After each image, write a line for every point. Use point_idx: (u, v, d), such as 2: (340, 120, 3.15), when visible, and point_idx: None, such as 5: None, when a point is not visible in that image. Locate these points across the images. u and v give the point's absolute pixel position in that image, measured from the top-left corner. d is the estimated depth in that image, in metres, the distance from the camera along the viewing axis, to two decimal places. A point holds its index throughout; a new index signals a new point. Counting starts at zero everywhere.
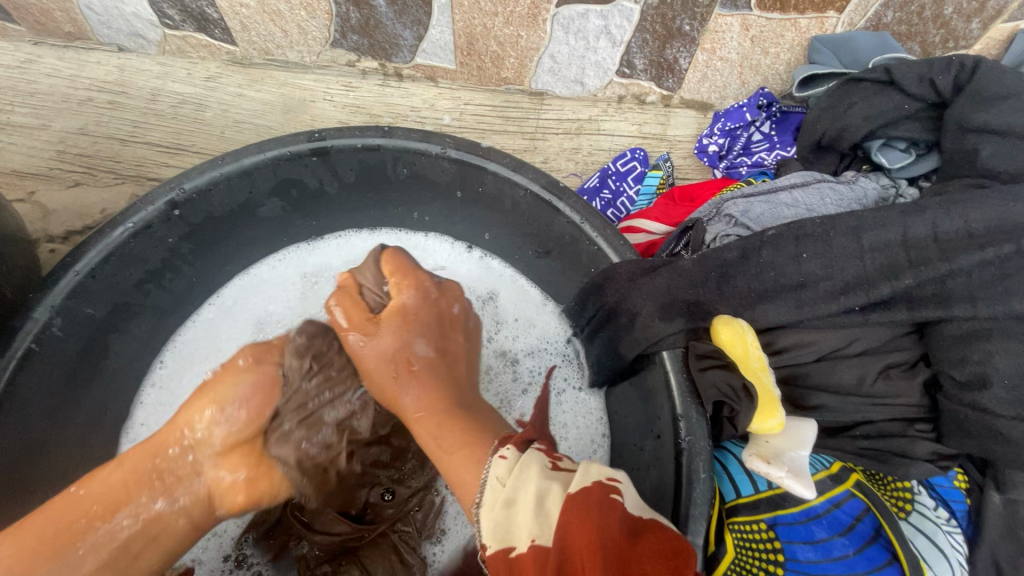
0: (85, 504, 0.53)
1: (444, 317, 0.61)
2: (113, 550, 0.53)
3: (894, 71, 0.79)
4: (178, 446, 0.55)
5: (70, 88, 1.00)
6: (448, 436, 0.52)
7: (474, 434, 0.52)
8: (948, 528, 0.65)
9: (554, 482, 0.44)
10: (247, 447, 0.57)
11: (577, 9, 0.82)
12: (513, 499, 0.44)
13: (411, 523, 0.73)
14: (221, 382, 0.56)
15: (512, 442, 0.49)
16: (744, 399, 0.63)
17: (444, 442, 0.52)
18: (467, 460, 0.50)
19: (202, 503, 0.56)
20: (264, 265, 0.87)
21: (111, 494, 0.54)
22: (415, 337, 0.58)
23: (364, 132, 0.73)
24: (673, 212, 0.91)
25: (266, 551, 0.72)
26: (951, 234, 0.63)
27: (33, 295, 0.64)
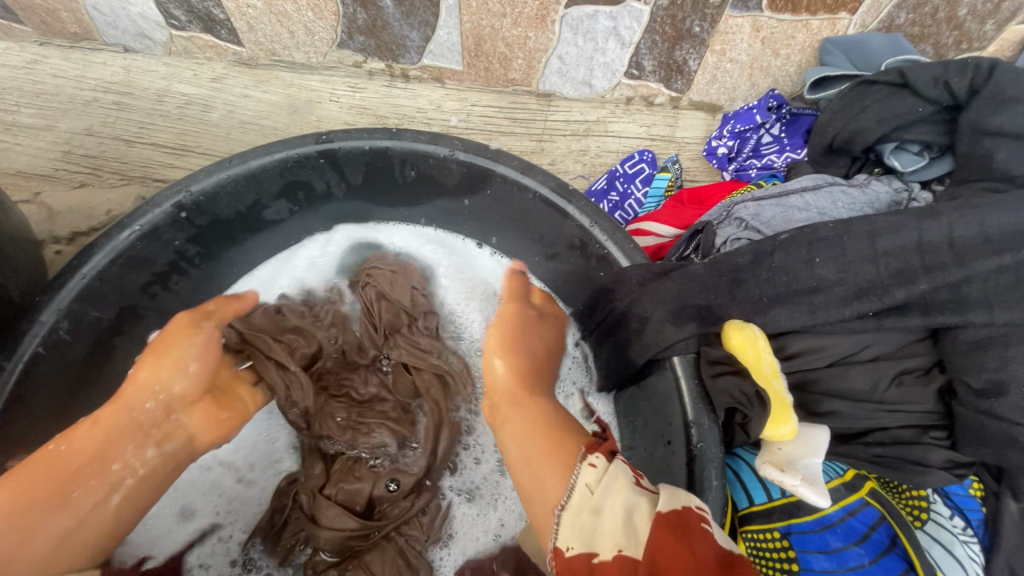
0: (70, 458, 0.55)
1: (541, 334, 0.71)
2: (99, 497, 0.55)
3: (908, 73, 0.78)
4: (155, 398, 0.61)
5: (75, 89, 1.00)
6: (541, 439, 0.55)
7: (556, 449, 0.54)
8: (964, 538, 0.64)
9: (642, 501, 0.45)
10: (209, 399, 0.66)
11: (585, 10, 0.81)
12: (601, 508, 0.46)
13: (417, 528, 0.72)
14: (176, 340, 0.65)
15: (601, 450, 0.51)
16: (757, 406, 0.61)
17: (533, 456, 0.54)
18: (550, 476, 0.51)
19: (176, 442, 0.62)
20: (267, 264, 0.85)
21: (102, 441, 0.57)
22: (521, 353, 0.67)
23: (372, 134, 0.72)
24: (683, 214, 0.90)
25: (272, 555, 0.71)
26: (968, 239, 0.62)
27: (40, 299, 0.64)
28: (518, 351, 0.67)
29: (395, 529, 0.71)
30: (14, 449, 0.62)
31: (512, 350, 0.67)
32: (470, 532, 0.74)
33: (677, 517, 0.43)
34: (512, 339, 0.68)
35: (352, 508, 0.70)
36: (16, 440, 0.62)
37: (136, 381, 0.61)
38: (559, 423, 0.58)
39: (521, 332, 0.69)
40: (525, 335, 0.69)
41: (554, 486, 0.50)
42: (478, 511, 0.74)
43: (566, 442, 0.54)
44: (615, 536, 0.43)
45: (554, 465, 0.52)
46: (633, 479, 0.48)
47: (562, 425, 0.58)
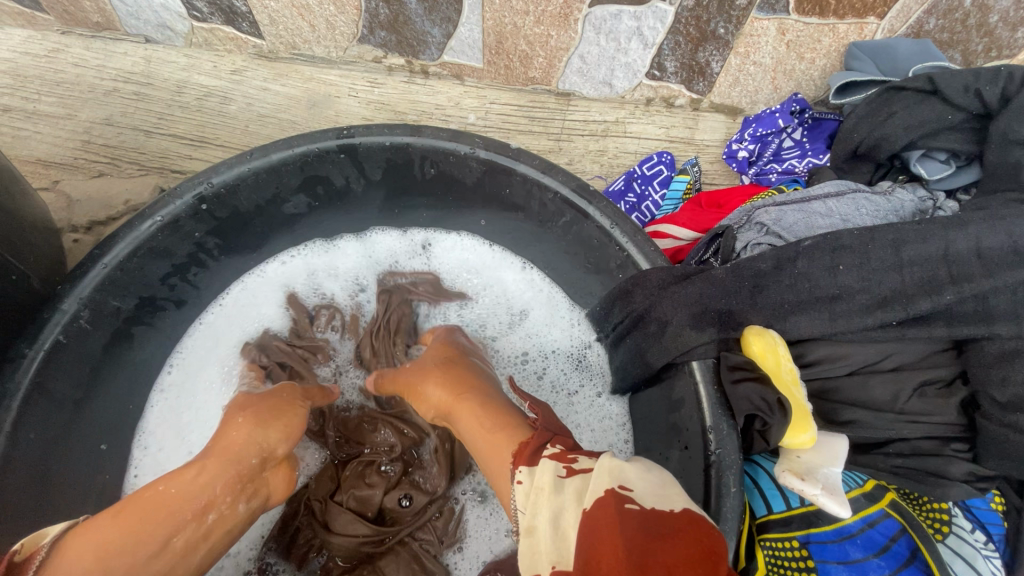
0: (173, 499, 0.52)
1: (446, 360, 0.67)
2: (190, 545, 0.52)
3: (938, 80, 0.77)
4: (257, 458, 0.57)
5: (96, 78, 1.00)
6: (488, 441, 0.53)
7: (495, 445, 0.52)
8: (986, 553, 0.63)
9: (567, 498, 0.41)
10: (289, 462, 0.62)
11: (609, 10, 0.80)
12: (534, 526, 0.42)
13: (430, 532, 0.72)
14: (285, 414, 0.62)
15: (526, 458, 0.47)
16: (778, 414, 0.59)
17: (488, 463, 0.52)
18: (501, 471, 0.50)
19: (257, 499, 0.57)
20: (279, 258, 0.86)
21: (215, 483, 0.54)
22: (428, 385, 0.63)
23: (393, 130, 0.72)
24: (701, 218, 0.90)
25: (289, 560, 0.71)
26: (996, 250, 0.61)
27: (62, 287, 0.64)
28: (430, 377, 0.64)
29: (410, 534, 0.71)
30: (36, 437, 0.62)
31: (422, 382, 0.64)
32: (481, 535, 0.73)
33: (599, 509, 0.38)
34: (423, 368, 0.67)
35: (365, 514, 0.71)
36: (36, 429, 0.62)
37: (242, 435, 0.58)
38: (498, 416, 0.56)
39: (422, 364, 0.68)
40: (423, 367, 0.67)
41: (506, 490, 0.49)
42: (491, 511, 0.74)
43: (507, 436, 0.52)
44: (550, 551, 0.39)
45: (499, 473, 0.51)
46: (559, 472, 0.44)
47: (505, 420, 0.54)
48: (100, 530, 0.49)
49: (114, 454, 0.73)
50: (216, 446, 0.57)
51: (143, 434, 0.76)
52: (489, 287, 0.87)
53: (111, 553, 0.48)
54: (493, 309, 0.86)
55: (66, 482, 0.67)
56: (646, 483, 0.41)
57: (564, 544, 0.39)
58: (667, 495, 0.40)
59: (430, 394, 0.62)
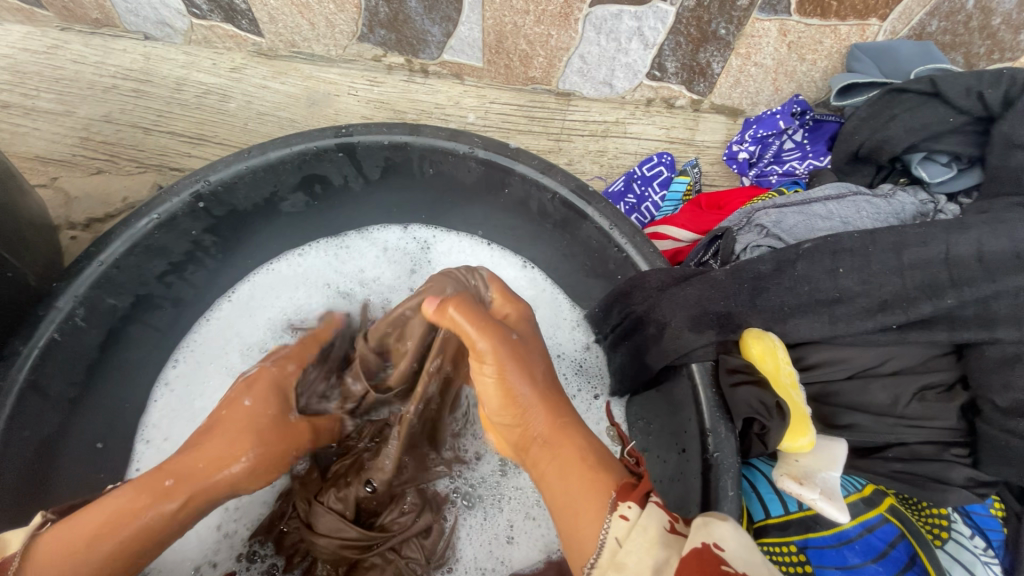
0: (150, 529, 0.52)
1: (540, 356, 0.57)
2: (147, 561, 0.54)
3: (940, 82, 0.77)
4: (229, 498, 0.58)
5: (95, 75, 1.00)
6: (580, 473, 0.48)
7: (597, 485, 0.47)
8: (987, 559, 0.63)
9: (674, 553, 0.39)
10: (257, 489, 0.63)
11: (610, 9, 0.80)
12: (625, 564, 0.40)
13: (417, 550, 0.69)
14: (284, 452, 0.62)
15: (636, 495, 0.44)
16: (776, 417, 0.59)
17: (574, 501, 0.47)
18: (590, 515, 0.45)
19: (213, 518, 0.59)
20: (287, 256, 0.86)
21: (191, 514, 0.55)
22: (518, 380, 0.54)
23: (392, 129, 0.72)
24: (700, 219, 0.90)
25: (277, 548, 0.69)
26: (997, 254, 0.61)
27: (57, 285, 0.64)
28: (532, 376, 0.54)
29: (395, 549, 0.68)
30: (28, 436, 0.62)
31: (518, 372, 0.54)
32: (473, 545, 0.71)
33: (694, 563, 0.37)
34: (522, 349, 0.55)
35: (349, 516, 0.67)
36: (30, 428, 0.62)
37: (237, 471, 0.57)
38: (602, 458, 0.50)
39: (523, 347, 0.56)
40: (526, 351, 0.56)
41: (587, 537, 0.45)
42: (483, 517, 0.72)
43: (607, 476, 0.48)
44: None
45: (588, 512, 0.45)
46: (666, 525, 0.41)
47: (603, 458, 0.50)
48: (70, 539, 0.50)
49: (110, 453, 0.73)
50: (206, 468, 0.56)
51: (145, 428, 0.77)
52: None
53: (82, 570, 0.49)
54: None
55: (59, 481, 0.66)
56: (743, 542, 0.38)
57: None
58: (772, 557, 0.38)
59: (521, 392, 0.53)
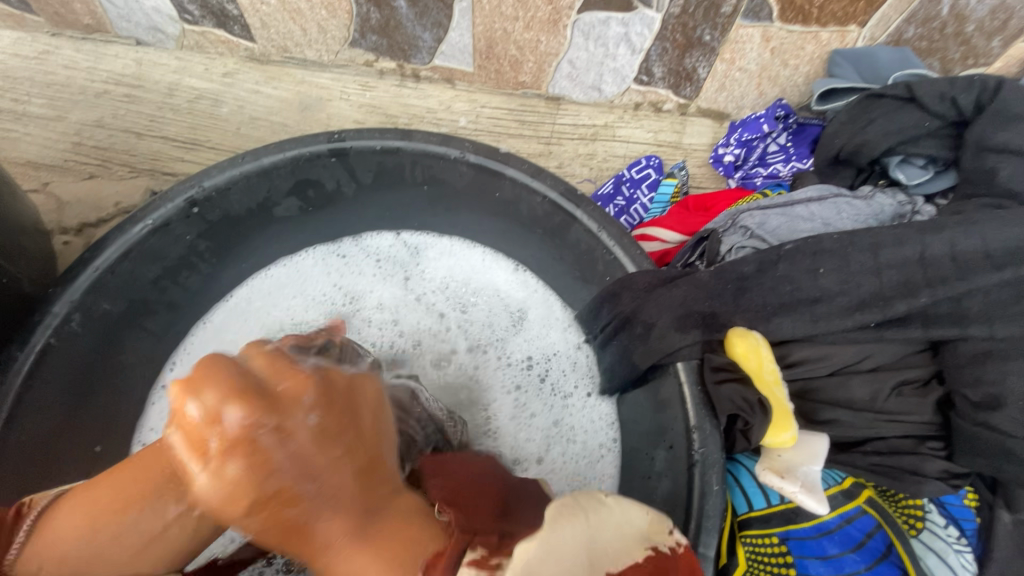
0: (142, 471, 0.52)
1: (305, 427, 0.41)
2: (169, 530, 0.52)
3: (915, 88, 0.79)
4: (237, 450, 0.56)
5: (87, 80, 1.00)
6: (377, 567, 0.42)
7: (401, 558, 0.42)
8: (958, 547, 0.66)
9: None
10: None
11: (597, 16, 0.81)
12: None
13: None
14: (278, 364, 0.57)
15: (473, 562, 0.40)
16: (759, 413, 0.62)
17: None
18: None
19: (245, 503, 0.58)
20: (283, 262, 0.88)
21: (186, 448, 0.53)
22: (270, 475, 0.40)
23: (383, 134, 0.73)
24: (687, 220, 0.92)
25: None
26: (969, 254, 0.64)
27: (53, 290, 0.64)
28: (270, 495, 0.40)
29: None
30: (23, 441, 0.62)
31: (203, 486, 0.40)
32: None
33: None
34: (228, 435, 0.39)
35: None
36: (28, 431, 0.63)
37: None
38: (401, 543, 0.43)
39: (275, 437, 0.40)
40: (264, 453, 0.39)
41: None
42: None
43: (406, 555, 0.42)
44: None
45: None
46: (503, 556, 0.40)
47: (405, 547, 0.43)
48: (84, 497, 0.51)
49: (107, 455, 0.74)
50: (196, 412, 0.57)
51: (143, 431, 0.78)
52: (486, 294, 0.88)
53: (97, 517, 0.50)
54: (491, 318, 0.87)
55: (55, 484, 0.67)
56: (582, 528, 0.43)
57: None
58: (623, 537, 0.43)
59: (303, 492, 0.40)
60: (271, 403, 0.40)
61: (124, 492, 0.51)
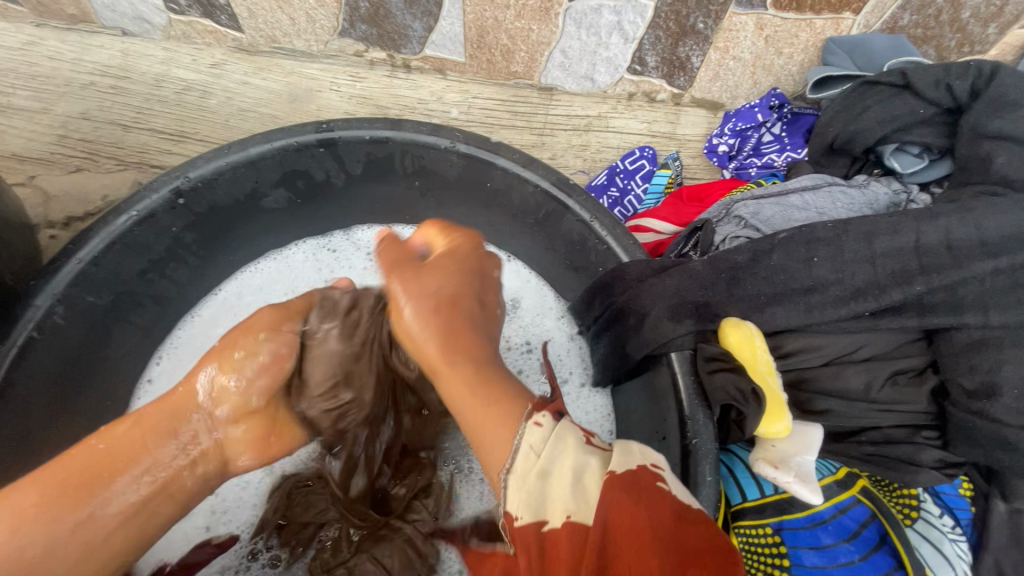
0: (100, 455, 0.53)
1: (489, 275, 0.67)
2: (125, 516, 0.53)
3: (910, 75, 0.78)
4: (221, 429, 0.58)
5: (72, 72, 0.99)
6: (486, 393, 0.54)
7: (506, 396, 0.54)
8: (953, 536, 0.66)
9: (592, 462, 0.45)
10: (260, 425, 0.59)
11: (590, 4, 0.80)
12: (548, 472, 0.45)
13: (422, 512, 0.72)
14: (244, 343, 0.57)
15: (547, 409, 0.50)
16: (752, 403, 0.61)
17: (477, 401, 0.54)
18: (498, 421, 0.51)
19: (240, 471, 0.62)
20: (271, 256, 0.87)
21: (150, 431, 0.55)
22: (450, 288, 0.62)
23: (373, 124, 0.72)
24: (682, 212, 0.91)
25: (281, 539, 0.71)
26: (964, 241, 0.63)
27: (35, 283, 0.63)
28: (455, 306, 0.61)
29: (401, 520, 0.70)
30: (5, 436, 0.61)
31: (418, 287, 0.62)
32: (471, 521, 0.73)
33: (631, 476, 0.42)
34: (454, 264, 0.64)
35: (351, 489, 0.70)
36: (11, 427, 0.62)
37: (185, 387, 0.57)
38: (504, 385, 0.55)
39: (460, 262, 0.65)
40: (463, 271, 0.64)
41: (499, 433, 0.50)
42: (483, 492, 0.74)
43: (511, 394, 0.54)
44: (569, 504, 0.43)
45: (499, 415, 0.52)
46: (584, 438, 0.48)
47: (507, 388, 0.55)
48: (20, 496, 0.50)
49: None
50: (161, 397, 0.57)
51: None
52: None
53: (47, 507, 0.49)
54: None
55: None
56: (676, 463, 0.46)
57: (583, 500, 0.43)
58: None
59: (460, 313, 0.61)
60: (478, 251, 0.67)
61: (67, 481, 0.51)
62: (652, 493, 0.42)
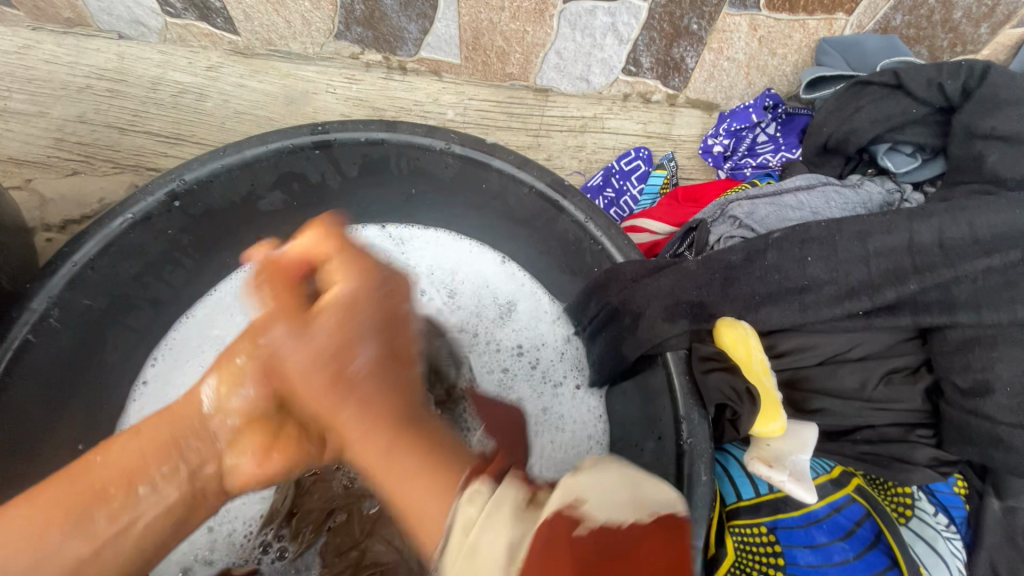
0: (103, 471, 0.47)
1: (400, 307, 0.50)
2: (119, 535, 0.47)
3: (903, 75, 0.79)
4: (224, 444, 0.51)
5: (68, 75, 0.99)
6: (408, 467, 0.40)
7: (440, 477, 0.40)
8: (948, 534, 0.66)
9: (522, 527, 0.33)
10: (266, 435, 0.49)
11: (584, 5, 0.81)
12: (478, 546, 0.34)
13: None
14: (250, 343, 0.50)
15: (488, 474, 0.39)
16: (746, 402, 0.61)
17: (396, 486, 0.40)
18: (425, 498, 0.39)
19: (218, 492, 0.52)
20: None
21: (155, 446, 0.49)
22: (348, 325, 0.46)
23: (368, 126, 0.72)
24: (677, 212, 0.91)
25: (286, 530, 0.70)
26: (957, 240, 0.63)
27: (31, 286, 0.63)
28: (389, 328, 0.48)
29: None
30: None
31: (301, 338, 0.46)
32: None
33: (550, 526, 0.33)
34: (347, 304, 0.47)
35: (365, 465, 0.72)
36: (6, 430, 0.62)
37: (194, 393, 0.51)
38: (431, 454, 0.41)
39: (350, 275, 0.49)
40: (359, 307, 0.47)
41: (427, 511, 0.38)
42: None
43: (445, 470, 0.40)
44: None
45: (428, 494, 0.39)
46: (520, 497, 0.36)
47: (439, 467, 0.40)
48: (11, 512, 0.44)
49: None
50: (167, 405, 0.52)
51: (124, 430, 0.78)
52: (473, 284, 0.88)
53: (49, 530, 0.44)
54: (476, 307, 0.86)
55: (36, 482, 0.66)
56: (597, 484, 0.36)
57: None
58: (634, 498, 0.36)
59: (360, 355, 0.45)
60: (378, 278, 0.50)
61: (71, 507, 0.45)
62: (575, 547, 0.32)
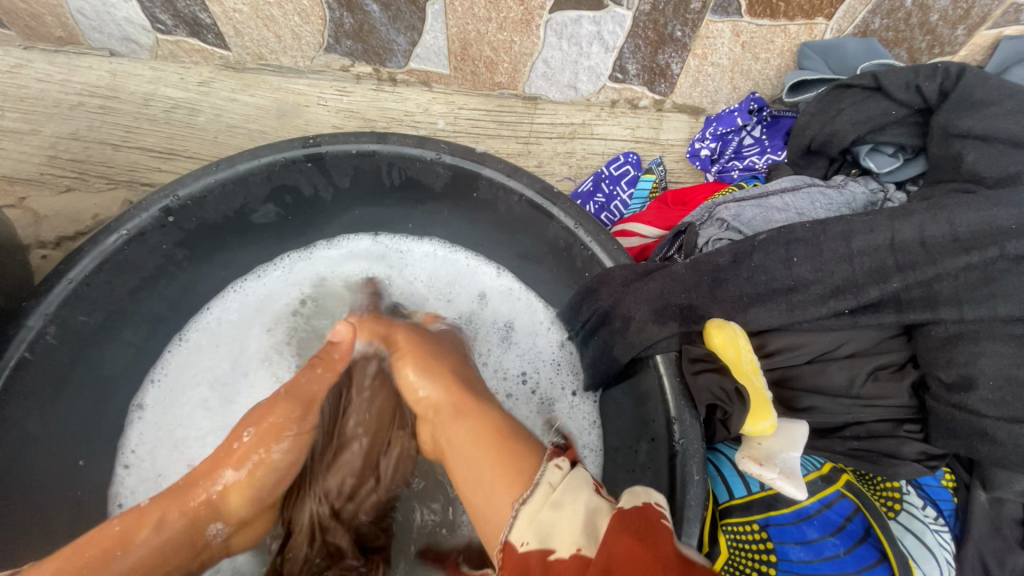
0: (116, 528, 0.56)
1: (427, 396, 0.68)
2: None
3: (881, 78, 0.81)
4: (220, 522, 0.62)
5: (60, 93, 0.99)
6: (491, 475, 0.54)
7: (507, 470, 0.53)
8: (935, 527, 0.67)
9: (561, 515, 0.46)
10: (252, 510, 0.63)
11: (569, 15, 0.82)
12: (560, 503, 0.47)
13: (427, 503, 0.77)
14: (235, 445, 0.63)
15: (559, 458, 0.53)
16: (736, 402, 0.63)
17: (484, 481, 0.54)
18: (499, 496, 0.51)
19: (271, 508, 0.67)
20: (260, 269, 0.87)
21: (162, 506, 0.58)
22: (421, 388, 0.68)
23: (359, 138, 0.73)
24: (666, 215, 0.93)
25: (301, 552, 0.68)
26: (937, 238, 0.64)
27: (27, 304, 0.64)
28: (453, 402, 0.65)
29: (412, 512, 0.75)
30: None
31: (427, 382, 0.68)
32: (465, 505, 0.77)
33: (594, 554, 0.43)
34: (419, 370, 0.69)
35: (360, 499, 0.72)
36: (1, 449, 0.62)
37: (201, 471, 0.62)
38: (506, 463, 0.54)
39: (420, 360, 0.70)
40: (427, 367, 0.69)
41: (500, 507, 0.51)
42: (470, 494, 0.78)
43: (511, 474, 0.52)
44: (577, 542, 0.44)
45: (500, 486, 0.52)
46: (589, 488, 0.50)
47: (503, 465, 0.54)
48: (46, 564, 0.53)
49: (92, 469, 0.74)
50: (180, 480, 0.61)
51: (124, 451, 0.78)
52: (466, 292, 0.88)
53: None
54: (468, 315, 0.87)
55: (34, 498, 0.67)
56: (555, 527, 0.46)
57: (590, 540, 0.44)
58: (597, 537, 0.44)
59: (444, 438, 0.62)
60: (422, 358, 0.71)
61: (88, 554, 0.54)
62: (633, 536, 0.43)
